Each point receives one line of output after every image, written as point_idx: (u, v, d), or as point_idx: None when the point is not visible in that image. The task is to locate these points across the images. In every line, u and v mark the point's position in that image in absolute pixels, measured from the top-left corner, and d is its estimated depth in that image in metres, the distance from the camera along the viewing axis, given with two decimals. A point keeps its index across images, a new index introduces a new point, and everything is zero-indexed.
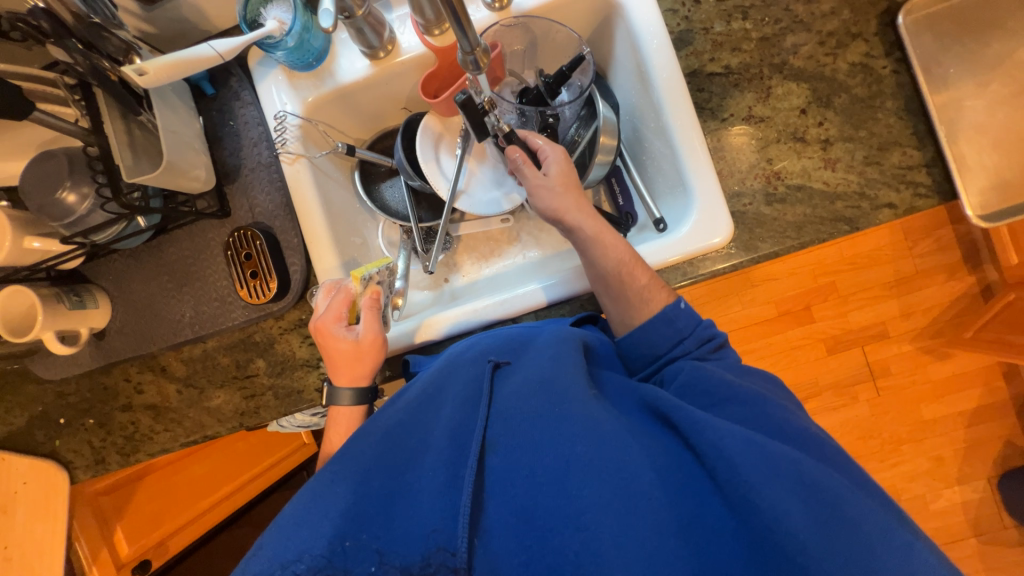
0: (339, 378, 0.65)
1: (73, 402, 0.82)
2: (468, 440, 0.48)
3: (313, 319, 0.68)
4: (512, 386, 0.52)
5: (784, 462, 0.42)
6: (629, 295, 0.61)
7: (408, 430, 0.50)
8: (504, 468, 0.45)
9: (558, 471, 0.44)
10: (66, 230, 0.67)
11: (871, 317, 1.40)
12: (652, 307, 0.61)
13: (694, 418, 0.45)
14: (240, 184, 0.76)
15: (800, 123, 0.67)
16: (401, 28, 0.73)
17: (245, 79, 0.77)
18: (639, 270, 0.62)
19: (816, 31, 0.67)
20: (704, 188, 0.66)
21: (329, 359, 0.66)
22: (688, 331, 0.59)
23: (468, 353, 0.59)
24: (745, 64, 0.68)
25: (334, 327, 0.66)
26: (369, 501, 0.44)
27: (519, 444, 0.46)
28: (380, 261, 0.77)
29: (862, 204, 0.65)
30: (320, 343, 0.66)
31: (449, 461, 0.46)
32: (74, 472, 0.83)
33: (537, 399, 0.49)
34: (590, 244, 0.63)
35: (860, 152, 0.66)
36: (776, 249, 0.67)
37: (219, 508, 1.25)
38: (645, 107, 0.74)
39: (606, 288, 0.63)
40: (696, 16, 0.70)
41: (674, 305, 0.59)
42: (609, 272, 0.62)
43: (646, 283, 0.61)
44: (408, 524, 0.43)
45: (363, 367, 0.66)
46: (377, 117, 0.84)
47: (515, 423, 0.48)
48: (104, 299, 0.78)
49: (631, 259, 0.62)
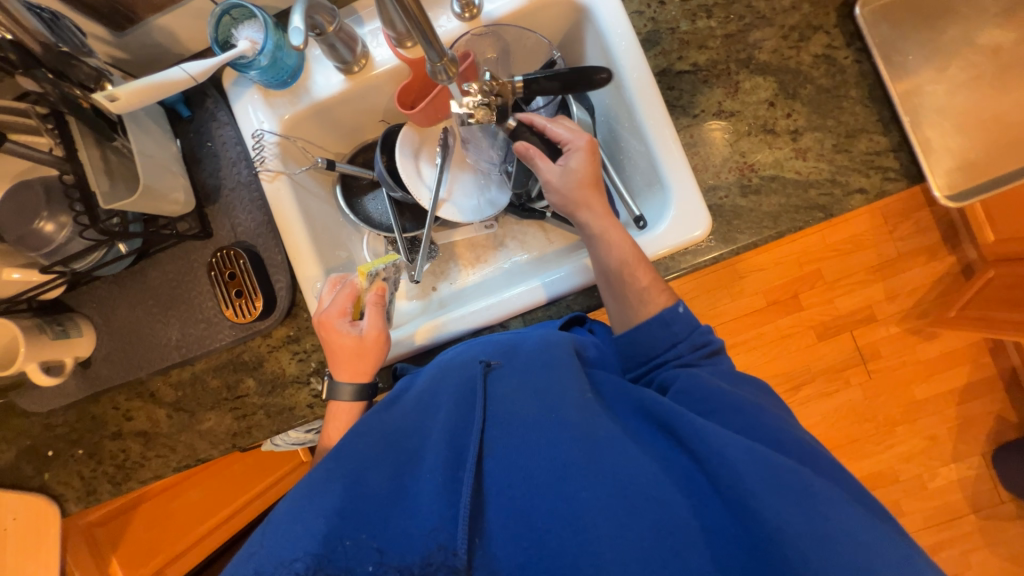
0: (339, 373, 0.66)
1: (61, 433, 0.81)
2: (464, 447, 0.48)
3: (318, 311, 0.68)
4: (509, 389, 0.52)
5: (782, 470, 0.42)
6: (629, 294, 0.62)
7: (405, 437, 0.50)
8: (502, 472, 0.46)
9: (555, 471, 0.44)
10: (45, 259, 0.66)
11: (858, 301, 1.42)
12: (650, 308, 0.61)
13: (693, 424, 0.46)
14: (221, 205, 0.76)
15: (769, 115, 0.68)
16: (374, 42, 0.74)
17: (220, 99, 0.77)
18: (640, 270, 0.62)
19: (779, 25, 0.69)
20: (681, 183, 0.67)
21: (330, 352, 0.66)
22: (683, 335, 0.59)
23: (459, 358, 0.59)
24: (713, 60, 0.70)
25: (337, 321, 0.66)
26: (364, 502, 0.44)
27: (517, 447, 0.47)
28: (385, 257, 0.79)
29: (835, 191, 0.67)
30: (323, 336, 0.67)
31: (446, 465, 0.46)
32: (65, 505, 0.81)
33: (534, 403, 0.50)
34: (596, 240, 0.65)
35: (829, 141, 0.67)
36: (754, 240, 0.68)
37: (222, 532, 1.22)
38: (619, 108, 0.75)
39: (606, 282, 0.64)
40: (663, 16, 0.71)
41: (672, 310, 0.60)
42: (611, 269, 0.64)
43: (646, 284, 0.62)
44: (406, 524, 0.43)
45: (364, 363, 0.66)
46: (354, 131, 0.85)
47: (512, 429, 0.48)
48: (88, 326, 0.77)
49: (632, 261, 0.63)
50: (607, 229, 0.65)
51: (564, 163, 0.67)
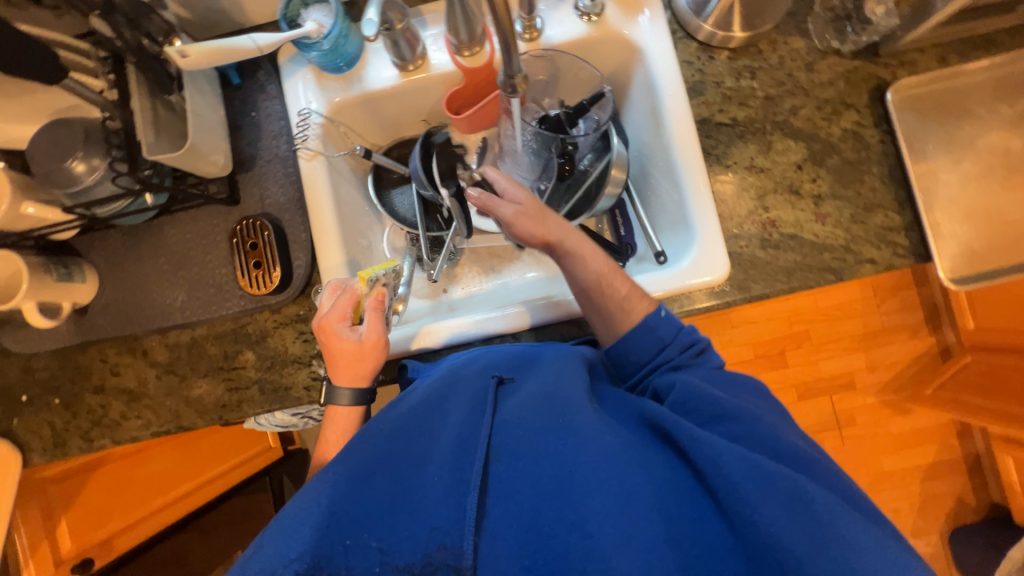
0: (338, 377, 0.65)
1: (39, 378, 0.78)
2: (471, 448, 0.48)
3: (317, 316, 0.67)
4: (516, 400, 0.53)
5: (777, 478, 0.43)
6: (611, 307, 0.63)
7: (412, 435, 0.50)
8: (507, 475, 0.46)
9: (560, 476, 0.45)
10: (69, 199, 0.65)
11: (840, 367, 1.47)
12: (633, 317, 0.63)
13: (691, 432, 0.47)
14: (254, 174, 0.76)
15: (796, 177, 0.72)
16: (434, 45, 0.76)
17: (272, 73, 0.78)
18: (617, 280, 0.64)
19: (815, 96, 0.73)
20: (705, 227, 0.71)
21: (330, 357, 0.65)
22: (670, 338, 0.61)
23: (471, 366, 0.60)
24: (750, 118, 0.74)
25: (337, 326, 0.65)
26: (366, 501, 0.44)
27: (523, 451, 0.47)
28: (388, 265, 0.75)
29: (847, 257, 0.71)
30: (322, 340, 0.65)
31: (453, 467, 0.46)
32: (29, 455, 0.77)
33: (541, 411, 0.51)
34: (571, 257, 0.65)
35: (847, 210, 0.71)
36: (766, 291, 0.71)
37: (163, 514, 1.13)
38: (654, 147, 0.79)
39: (587, 303, 0.65)
40: (709, 70, 0.75)
41: (655, 314, 0.62)
42: (589, 284, 0.64)
43: (625, 293, 0.63)
44: (411, 522, 0.43)
45: (364, 368, 0.65)
46: (395, 126, 0.86)
47: (518, 434, 0.49)
48: (93, 274, 0.76)
49: (607, 273, 0.64)
50: (579, 246, 0.66)
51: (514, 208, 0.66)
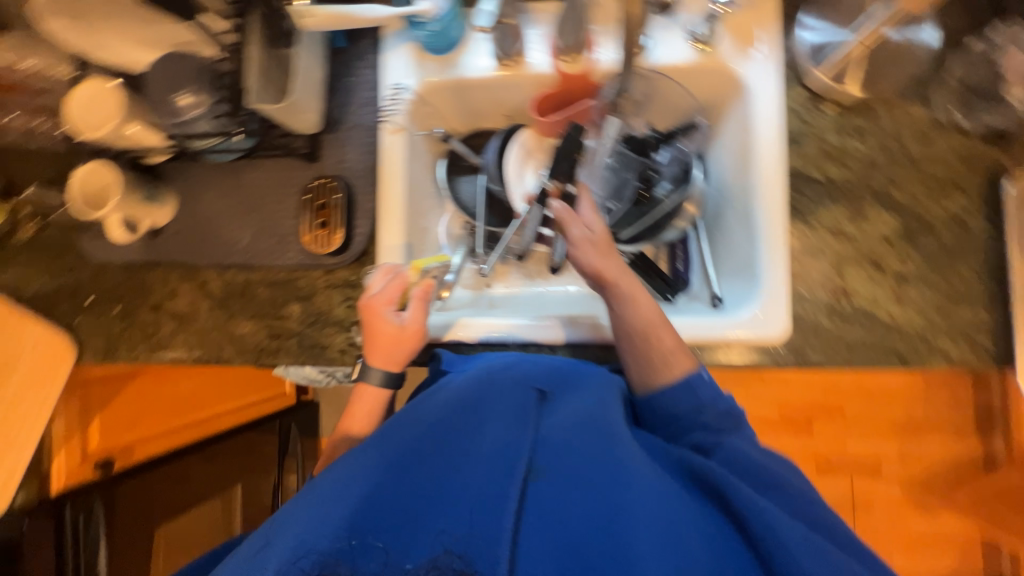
0: (373, 357, 0.66)
1: (106, 286, 0.83)
2: (512, 463, 0.48)
3: (364, 295, 0.68)
4: (558, 420, 0.53)
5: (838, 560, 0.41)
6: (653, 357, 0.62)
7: (449, 433, 0.51)
8: (546, 495, 0.46)
9: (602, 511, 0.44)
10: (170, 128, 0.69)
11: (869, 452, 1.39)
12: (675, 371, 0.61)
13: (742, 493, 0.45)
14: (337, 137, 0.78)
15: (883, 251, 0.68)
16: (535, 44, 0.75)
17: (375, 43, 0.80)
18: (664, 333, 0.62)
19: (922, 171, 0.69)
20: (774, 282, 0.68)
21: (369, 337, 0.67)
22: (708, 403, 0.59)
23: (509, 373, 0.59)
24: (846, 179, 0.70)
25: (384, 309, 0.66)
26: (402, 499, 0.46)
27: (564, 476, 0.47)
28: (441, 257, 0.78)
29: (920, 346, 0.66)
30: (365, 320, 0.67)
31: (493, 479, 0.47)
32: (82, 354, 0.83)
33: (585, 436, 0.50)
34: (623, 300, 0.64)
35: (932, 297, 0.67)
36: (823, 362, 0.67)
37: (177, 437, 1.15)
38: (735, 188, 0.76)
39: (628, 347, 0.64)
40: (813, 122, 0.72)
41: (697, 375, 0.61)
42: (635, 330, 0.63)
43: (671, 347, 0.62)
44: (449, 525, 0.44)
45: (400, 353, 0.67)
46: (477, 115, 0.86)
47: (560, 457, 0.49)
48: (173, 200, 0.80)
49: (654, 324, 0.63)
50: (635, 292, 0.64)
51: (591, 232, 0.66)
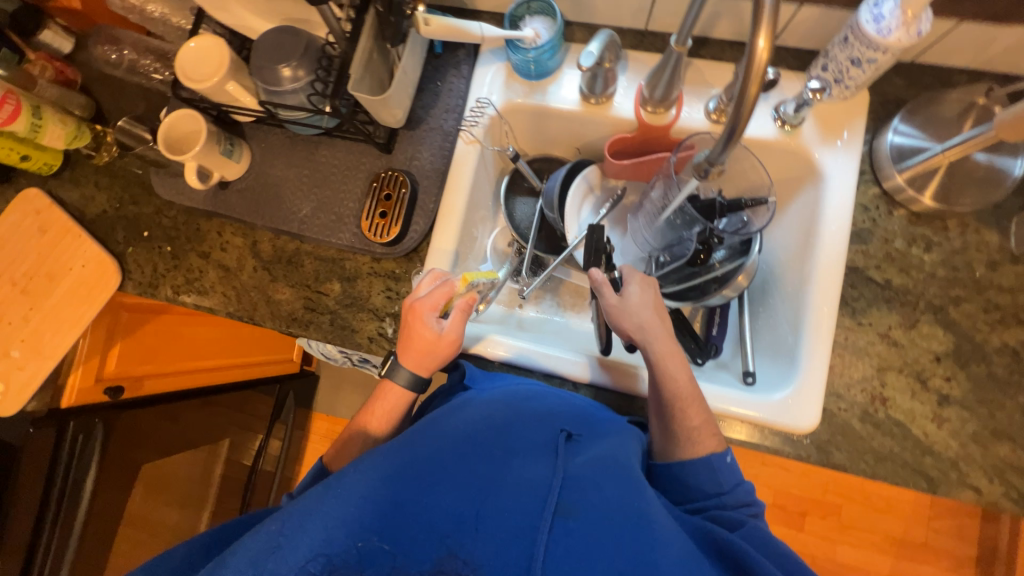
0: (405, 358, 0.66)
1: (164, 224, 0.86)
2: (542, 496, 0.48)
3: (411, 296, 0.68)
4: (586, 461, 0.53)
5: None
6: (677, 429, 0.62)
7: (476, 453, 0.52)
8: (575, 535, 0.45)
9: (635, 565, 0.44)
10: (265, 94, 0.72)
11: (859, 561, 1.33)
12: (698, 449, 0.60)
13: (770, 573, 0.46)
14: (414, 135, 0.81)
15: (929, 367, 0.67)
16: (624, 90, 0.77)
17: (471, 55, 0.83)
18: (691, 410, 0.62)
19: (985, 297, 0.68)
20: (812, 373, 0.67)
21: (406, 338, 0.66)
22: (728, 487, 0.59)
23: (537, 407, 0.60)
24: (906, 287, 0.69)
25: (427, 313, 0.65)
26: (430, 513, 0.46)
27: (595, 520, 0.46)
28: (491, 273, 0.77)
29: (950, 472, 0.64)
30: (407, 320, 0.66)
31: (522, 509, 0.46)
32: (126, 282, 0.86)
33: (612, 481, 0.51)
34: (655, 368, 0.65)
35: (972, 426, 0.65)
36: (846, 464, 0.66)
37: (186, 378, 1.19)
38: (789, 271, 0.76)
39: (655, 412, 0.65)
40: (883, 223, 0.71)
41: (721, 457, 0.60)
42: (664, 400, 0.63)
43: (696, 425, 0.61)
44: (478, 550, 0.44)
45: (432, 360, 0.66)
46: (549, 142, 0.89)
47: (591, 501, 0.48)
48: (247, 158, 0.83)
49: (682, 399, 0.63)
50: (660, 361, 0.65)
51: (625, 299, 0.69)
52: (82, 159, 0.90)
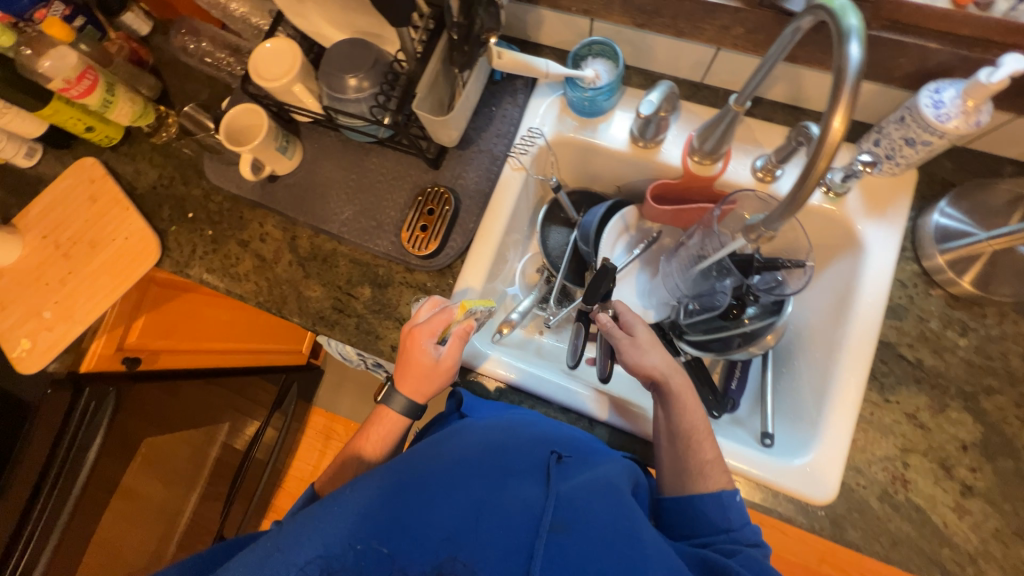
0: (400, 383, 0.66)
1: (210, 209, 0.89)
2: (536, 514, 0.48)
3: (410, 322, 0.68)
4: (579, 483, 0.53)
5: None
6: (690, 462, 0.62)
7: (473, 473, 0.51)
8: (569, 555, 0.45)
9: None
10: (329, 100, 0.74)
11: None
12: (709, 483, 0.60)
13: None
14: (463, 154, 0.83)
15: (955, 455, 0.65)
16: (673, 138, 0.79)
17: (528, 85, 0.85)
18: (705, 444, 0.62)
19: (1019, 391, 0.67)
20: (833, 443, 0.66)
21: (403, 363, 0.66)
22: (737, 524, 0.57)
23: (531, 431, 0.60)
24: (938, 370, 0.68)
25: (425, 339, 0.65)
26: (425, 526, 0.46)
27: (587, 541, 0.46)
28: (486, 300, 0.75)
29: (968, 568, 0.62)
30: (405, 345, 0.66)
31: (516, 527, 0.46)
32: (164, 259, 0.88)
33: (604, 502, 0.51)
34: (674, 400, 0.65)
35: (994, 522, 0.63)
36: (860, 543, 0.64)
37: (199, 357, 1.20)
38: (819, 336, 0.75)
39: (668, 444, 0.64)
40: (920, 302, 0.71)
41: (731, 495, 0.58)
42: (680, 431, 0.64)
43: (710, 459, 0.61)
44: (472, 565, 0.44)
45: (428, 386, 0.66)
46: (591, 177, 0.90)
47: (583, 522, 0.48)
48: (299, 156, 0.85)
49: (694, 432, 0.63)
50: (676, 397, 0.65)
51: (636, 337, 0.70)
52: (141, 136, 0.93)
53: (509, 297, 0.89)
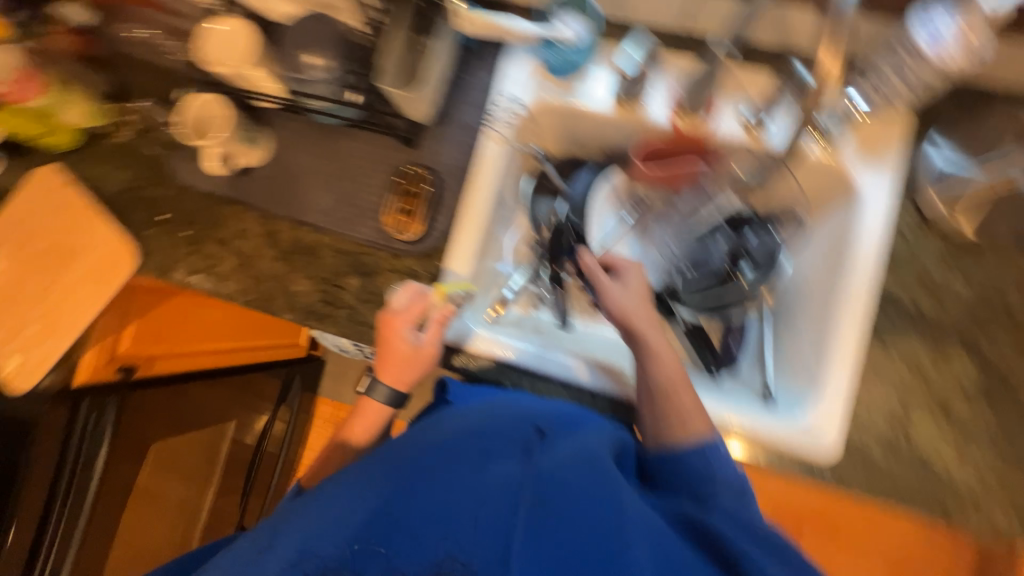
0: (383, 372, 0.69)
1: (183, 208, 0.85)
2: (515, 494, 0.47)
3: (386, 309, 0.69)
4: (561, 456, 0.51)
5: None
6: (667, 412, 0.63)
7: (452, 458, 0.50)
8: (548, 530, 0.45)
9: (606, 554, 0.44)
10: (296, 84, 0.73)
11: None
12: (686, 433, 0.61)
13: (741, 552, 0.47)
14: (440, 130, 0.79)
15: (954, 399, 0.66)
16: (657, 95, 0.75)
17: (501, 50, 0.80)
18: (682, 394, 0.63)
19: (1017, 331, 0.66)
20: (835, 396, 0.66)
21: (384, 352, 0.68)
22: (722, 475, 0.58)
23: (512, 408, 0.58)
24: (937, 317, 0.68)
25: (403, 327, 0.67)
26: (404, 513, 0.46)
27: (566, 513, 0.46)
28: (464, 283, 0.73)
29: (969, 507, 0.63)
30: (383, 334, 0.68)
31: (496, 508, 0.46)
32: (142, 265, 0.84)
33: (586, 474, 0.49)
34: (648, 353, 0.66)
35: (994, 461, 0.64)
36: (863, 492, 0.65)
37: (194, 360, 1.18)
38: (818, 291, 0.74)
39: (642, 398, 0.65)
40: (918, 248, 0.70)
41: (713, 443, 0.60)
42: (655, 385, 0.64)
43: (688, 408, 0.62)
44: (452, 548, 0.44)
45: (409, 372, 0.69)
46: (575, 144, 0.86)
47: (564, 495, 0.47)
48: (268, 145, 0.81)
49: (669, 383, 0.64)
50: (651, 351, 0.66)
51: (614, 288, 0.71)
52: (99, 137, 0.88)
53: (501, 275, 0.87)
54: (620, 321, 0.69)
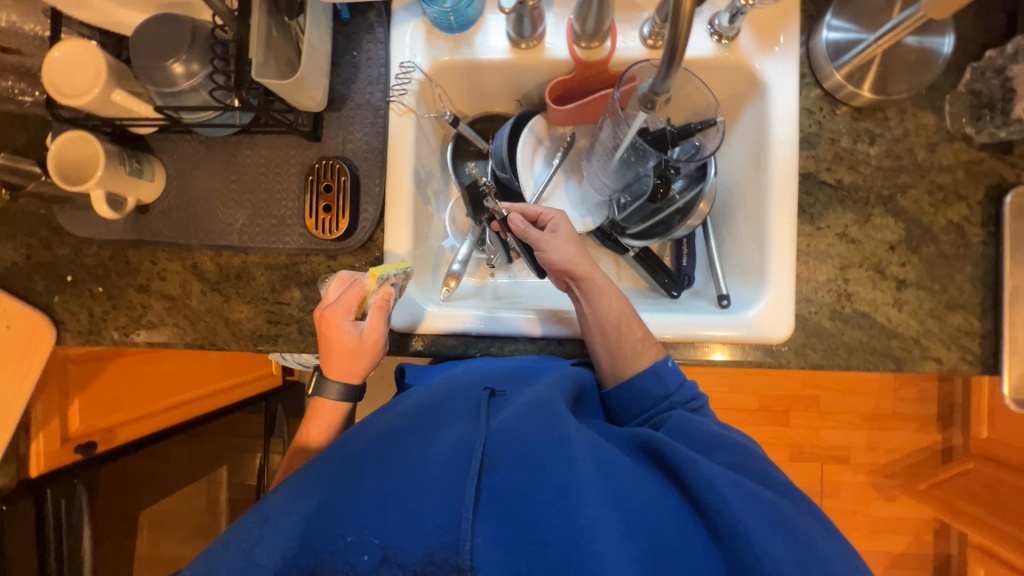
0: (329, 371, 0.62)
1: (88, 264, 0.78)
2: (468, 455, 0.48)
3: (321, 305, 0.64)
4: (509, 411, 0.54)
5: (762, 499, 0.48)
6: (624, 345, 0.65)
7: (405, 436, 0.51)
8: (500, 480, 0.47)
9: (558, 487, 0.46)
10: (160, 98, 0.64)
11: (841, 441, 1.46)
12: (642, 360, 0.64)
13: (684, 455, 0.50)
14: (341, 115, 0.74)
15: (885, 257, 0.70)
16: (554, 27, 0.73)
17: (383, 16, 0.75)
18: (633, 326, 0.65)
19: (929, 179, 0.70)
20: (780, 284, 0.69)
21: (327, 349, 0.62)
22: (674, 388, 0.63)
23: (464, 377, 0.62)
24: (857, 185, 0.71)
25: (341, 319, 0.61)
26: (356, 498, 0.46)
27: (517, 460, 0.48)
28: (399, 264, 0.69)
29: (913, 350, 0.69)
30: (322, 331, 0.62)
31: (449, 471, 0.47)
32: (62, 335, 0.78)
33: (534, 420, 0.52)
34: (596, 293, 0.66)
35: (928, 303, 0.69)
36: (822, 362, 0.70)
37: (162, 419, 1.10)
38: (747, 189, 0.76)
39: (600, 339, 0.66)
40: (829, 124, 0.72)
41: (663, 363, 0.64)
42: (609, 322, 0.65)
43: (641, 337, 0.65)
44: (407, 519, 0.44)
45: (358, 365, 0.62)
46: (488, 98, 0.83)
47: (515, 445, 0.50)
48: (161, 174, 0.75)
49: (617, 318, 0.65)
50: (596, 293, 0.66)
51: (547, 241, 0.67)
52: None
53: (447, 250, 0.85)
54: (562, 270, 0.67)
